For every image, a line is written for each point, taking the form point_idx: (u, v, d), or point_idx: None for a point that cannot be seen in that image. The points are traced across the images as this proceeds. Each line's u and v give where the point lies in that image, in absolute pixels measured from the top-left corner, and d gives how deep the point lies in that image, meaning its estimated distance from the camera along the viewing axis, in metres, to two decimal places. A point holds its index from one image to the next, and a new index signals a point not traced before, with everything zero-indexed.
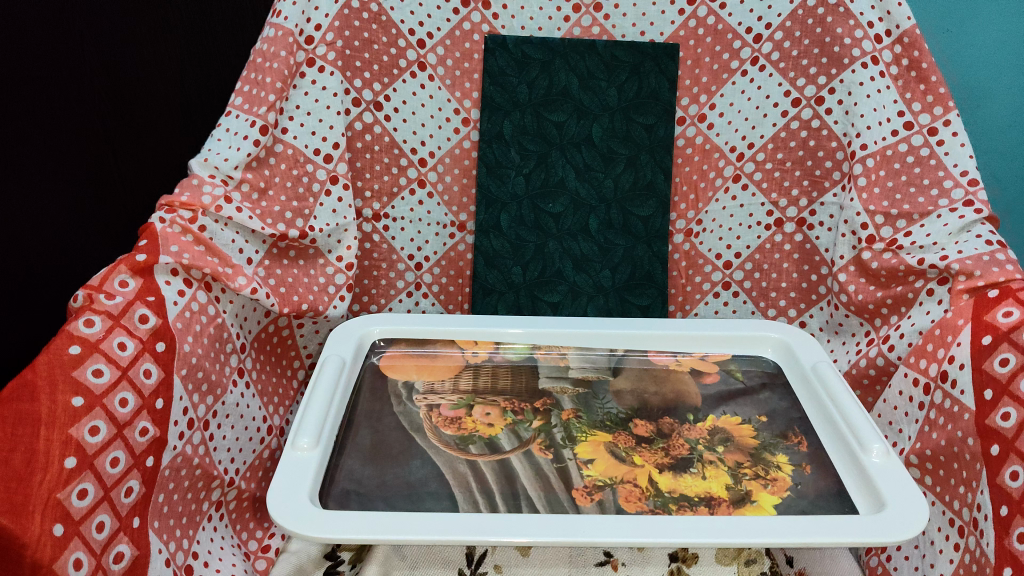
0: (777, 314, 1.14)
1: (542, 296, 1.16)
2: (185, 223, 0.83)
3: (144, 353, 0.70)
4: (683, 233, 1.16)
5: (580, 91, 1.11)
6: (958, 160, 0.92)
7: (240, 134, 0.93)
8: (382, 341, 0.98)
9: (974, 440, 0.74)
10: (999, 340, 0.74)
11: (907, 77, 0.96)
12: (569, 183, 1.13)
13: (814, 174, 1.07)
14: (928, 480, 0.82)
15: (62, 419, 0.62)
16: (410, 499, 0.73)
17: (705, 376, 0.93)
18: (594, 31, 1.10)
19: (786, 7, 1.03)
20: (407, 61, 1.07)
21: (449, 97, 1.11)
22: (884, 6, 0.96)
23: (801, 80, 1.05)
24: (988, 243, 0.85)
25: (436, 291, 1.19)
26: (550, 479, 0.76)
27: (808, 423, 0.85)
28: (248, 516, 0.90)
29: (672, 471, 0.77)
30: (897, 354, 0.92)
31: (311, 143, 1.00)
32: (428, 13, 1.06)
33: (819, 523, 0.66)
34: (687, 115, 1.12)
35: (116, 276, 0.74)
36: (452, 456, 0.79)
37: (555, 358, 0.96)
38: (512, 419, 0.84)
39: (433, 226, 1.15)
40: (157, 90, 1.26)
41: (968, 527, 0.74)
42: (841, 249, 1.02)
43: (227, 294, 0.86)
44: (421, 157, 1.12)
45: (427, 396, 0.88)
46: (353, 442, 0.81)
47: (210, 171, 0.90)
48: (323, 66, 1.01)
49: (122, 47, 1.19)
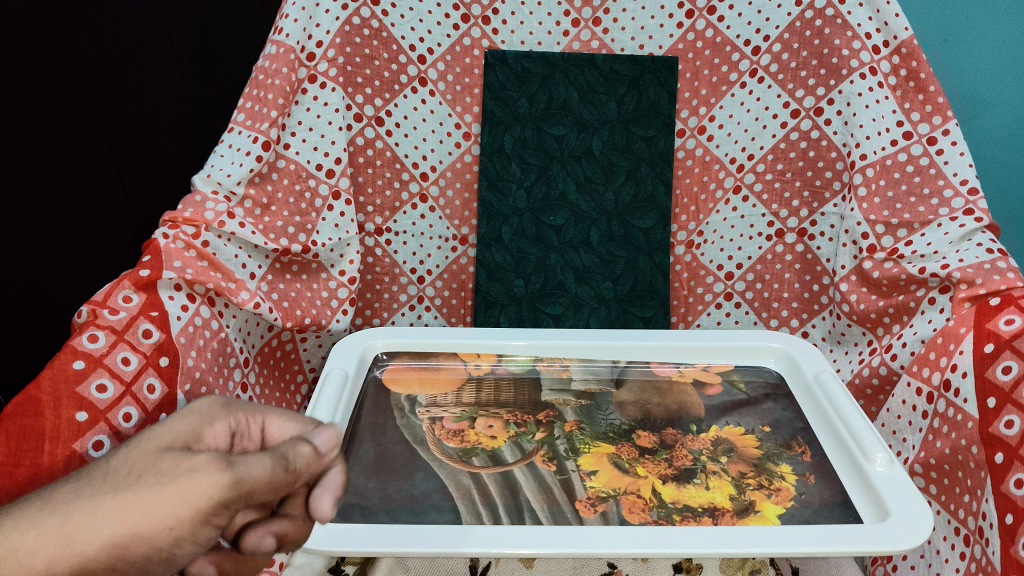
0: (779, 325, 1.14)
1: (544, 308, 1.17)
2: (188, 239, 0.84)
3: (147, 368, 0.71)
4: (684, 244, 1.17)
5: (580, 105, 1.12)
6: (958, 169, 0.91)
7: (242, 150, 0.94)
8: (385, 355, 0.98)
9: (978, 448, 0.73)
10: (1002, 348, 0.74)
11: (905, 87, 0.96)
12: (570, 197, 1.14)
13: (814, 185, 1.08)
14: (934, 489, 0.82)
15: (66, 434, 0.62)
16: (412, 513, 0.73)
17: (708, 387, 0.93)
18: (594, 45, 1.11)
19: (784, 19, 1.04)
20: (408, 77, 1.09)
21: (450, 112, 1.12)
22: (882, 17, 0.96)
23: (800, 91, 1.05)
24: (988, 251, 0.85)
25: (439, 304, 1.20)
26: (553, 491, 0.76)
27: (812, 433, 0.85)
28: None
29: (675, 482, 0.77)
30: (900, 363, 0.92)
31: (314, 159, 1.01)
32: (428, 29, 1.07)
33: (822, 530, 0.66)
34: (686, 127, 1.14)
35: (120, 292, 0.74)
36: (455, 468, 0.79)
37: (557, 369, 0.96)
38: (515, 431, 0.84)
39: (435, 240, 1.17)
40: (157, 106, 1.26)
41: (974, 536, 0.73)
42: (843, 259, 1.02)
43: (230, 309, 0.87)
44: (423, 171, 1.13)
45: (429, 409, 0.88)
46: (356, 457, 0.80)
47: (212, 186, 0.91)
48: (325, 82, 1.02)
49: (126, 66, 1.21)
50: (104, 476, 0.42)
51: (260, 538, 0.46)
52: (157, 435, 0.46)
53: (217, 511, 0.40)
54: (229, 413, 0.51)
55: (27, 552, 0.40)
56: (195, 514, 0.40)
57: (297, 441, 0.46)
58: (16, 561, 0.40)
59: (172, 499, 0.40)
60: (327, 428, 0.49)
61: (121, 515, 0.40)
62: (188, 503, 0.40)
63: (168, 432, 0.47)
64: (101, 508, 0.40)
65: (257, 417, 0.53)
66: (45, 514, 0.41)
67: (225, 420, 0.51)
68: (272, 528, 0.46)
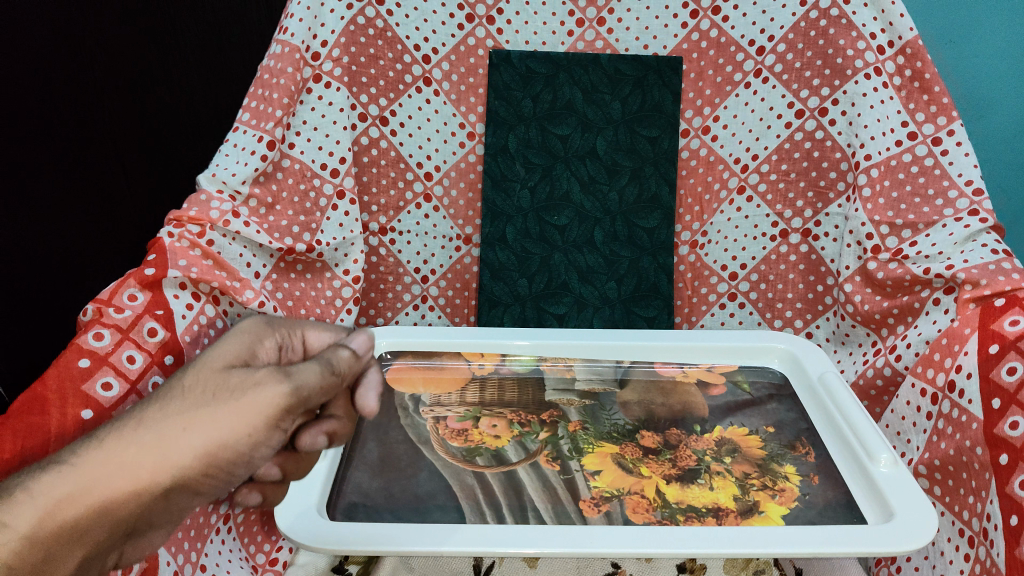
0: (783, 325, 1.14)
1: (547, 307, 1.17)
2: (194, 238, 0.84)
3: (152, 366, 0.71)
4: (688, 244, 1.18)
5: (584, 105, 1.12)
6: (963, 169, 0.91)
7: (247, 149, 0.93)
8: (389, 354, 0.98)
9: (982, 449, 0.73)
10: (1007, 349, 0.74)
11: (910, 88, 0.96)
12: (574, 197, 1.14)
13: (818, 185, 1.08)
14: (938, 490, 0.81)
15: (73, 431, 0.62)
16: (417, 512, 0.73)
17: (712, 387, 0.93)
18: (598, 45, 1.11)
19: (789, 20, 1.04)
20: (413, 77, 1.09)
21: (454, 112, 1.12)
22: (887, 17, 0.96)
23: (805, 91, 1.05)
24: (993, 252, 0.84)
25: (442, 304, 1.20)
26: (557, 490, 0.76)
27: (816, 433, 0.85)
28: (256, 529, 0.87)
29: (679, 482, 0.77)
30: (904, 364, 0.92)
31: (319, 158, 1.01)
32: (433, 28, 1.08)
33: (829, 532, 0.66)
34: (691, 127, 1.14)
35: (125, 290, 0.74)
36: (459, 468, 0.79)
37: (560, 369, 0.96)
38: (518, 430, 0.84)
39: (439, 240, 1.17)
40: (165, 106, 1.31)
41: (978, 537, 0.73)
42: (847, 260, 1.03)
43: (235, 307, 0.87)
44: (427, 171, 1.13)
45: (433, 409, 0.88)
46: (361, 456, 0.80)
47: (217, 185, 0.90)
48: (329, 81, 1.02)
49: (135, 66, 1.24)
50: (184, 394, 0.48)
51: (313, 436, 0.56)
52: (219, 353, 0.54)
53: (284, 416, 0.48)
54: (267, 332, 0.62)
55: (131, 463, 0.44)
56: (271, 420, 0.47)
57: (333, 349, 0.57)
58: (120, 472, 0.44)
59: (252, 407, 0.47)
60: (359, 334, 0.62)
61: (206, 427, 0.45)
62: (265, 410, 0.47)
63: (226, 353, 0.54)
64: (186, 424, 0.45)
65: (297, 332, 0.66)
66: (131, 434, 0.45)
67: (271, 339, 0.62)
68: (323, 428, 0.57)
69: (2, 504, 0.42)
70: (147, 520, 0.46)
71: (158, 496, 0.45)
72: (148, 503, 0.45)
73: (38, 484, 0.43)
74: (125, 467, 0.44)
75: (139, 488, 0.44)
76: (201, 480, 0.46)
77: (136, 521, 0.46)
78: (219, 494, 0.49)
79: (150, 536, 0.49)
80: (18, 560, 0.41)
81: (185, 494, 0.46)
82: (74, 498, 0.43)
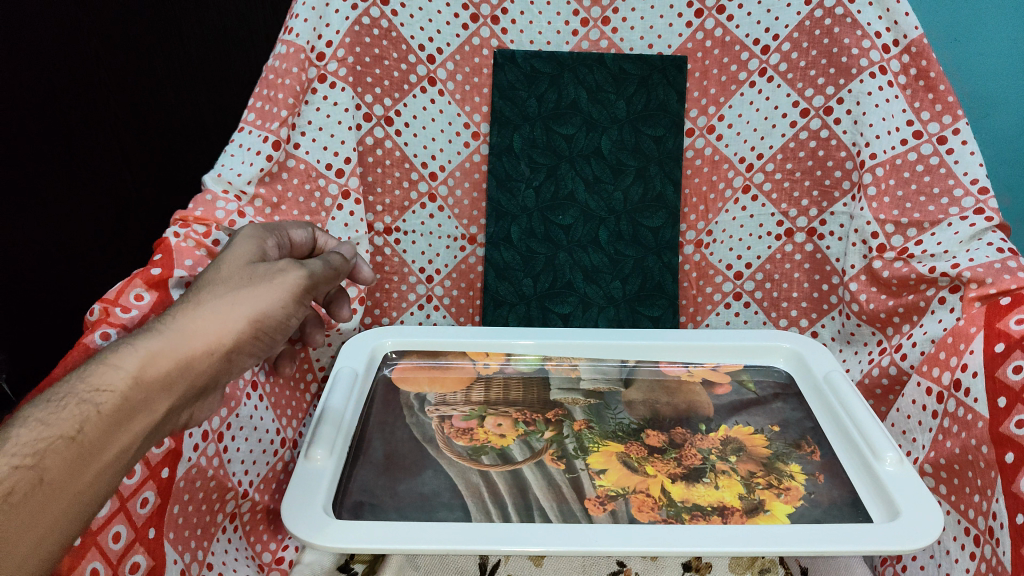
0: (789, 325, 1.13)
1: (552, 307, 1.17)
2: (199, 238, 0.84)
3: None
4: (693, 244, 1.19)
5: (589, 104, 1.12)
6: (968, 168, 0.91)
7: (253, 149, 0.94)
8: (395, 354, 0.98)
9: (988, 448, 0.73)
10: (1012, 348, 0.74)
11: (915, 86, 0.95)
12: (579, 196, 1.14)
13: (823, 184, 1.07)
14: (943, 489, 0.81)
15: None
16: (423, 510, 0.73)
17: (717, 387, 0.93)
18: (603, 44, 1.12)
19: (793, 19, 1.04)
20: (418, 77, 1.09)
21: (459, 112, 1.13)
22: (892, 15, 0.95)
23: (809, 90, 1.05)
24: (999, 251, 0.84)
25: (447, 304, 1.20)
26: (563, 489, 0.76)
27: (821, 432, 0.85)
28: (262, 528, 0.88)
29: (684, 480, 0.77)
30: (910, 363, 0.92)
31: (324, 158, 1.02)
32: (438, 29, 1.08)
33: (835, 532, 0.66)
34: (695, 127, 1.14)
35: (132, 290, 0.73)
36: (465, 466, 0.79)
37: (566, 369, 0.96)
38: (524, 429, 0.85)
39: (444, 240, 1.17)
40: (171, 107, 1.33)
41: (984, 535, 0.73)
42: (852, 259, 1.02)
43: None
44: (432, 171, 1.14)
45: (439, 408, 0.88)
46: (366, 455, 0.81)
47: (223, 185, 0.91)
48: (335, 82, 1.02)
49: (141, 66, 1.26)
50: (229, 280, 0.58)
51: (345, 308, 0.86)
52: (237, 251, 0.62)
53: (303, 295, 0.62)
54: (265, 234, 0.68)
55: (205, 330, 0.54)
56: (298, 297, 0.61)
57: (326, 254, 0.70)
58: (197, 336, 0.53)
59: (286, 287, 0.60)
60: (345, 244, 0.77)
61: (256, 298, 0.57)
62: (295, 288, 0.60)
63: (242, 250, 0.63)
64: (242, 295, 0.57)
65: (283, 232, 0.73)
66: (197, 306, 0.55)
67: (269, 240, 0.68)
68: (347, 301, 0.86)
69: (106, 358, 0.50)
70: (209, 379, 0.56)
71: (223, 356, 0.55)
72: (217, 361, 0.55)
73: (126, 345, 0.51)
74: (202, 328, 0.54)
75: (211, 346, 0.54)
76: (252, 343, 0.58)
77: (203, 382, 0.55)
78: (256, 360, 0.61)
79: (199, 400, 0.58)
80: (127, 398, 0.49)
81: (241, 356, 0.57)
82: (163, 354, 0.51)
